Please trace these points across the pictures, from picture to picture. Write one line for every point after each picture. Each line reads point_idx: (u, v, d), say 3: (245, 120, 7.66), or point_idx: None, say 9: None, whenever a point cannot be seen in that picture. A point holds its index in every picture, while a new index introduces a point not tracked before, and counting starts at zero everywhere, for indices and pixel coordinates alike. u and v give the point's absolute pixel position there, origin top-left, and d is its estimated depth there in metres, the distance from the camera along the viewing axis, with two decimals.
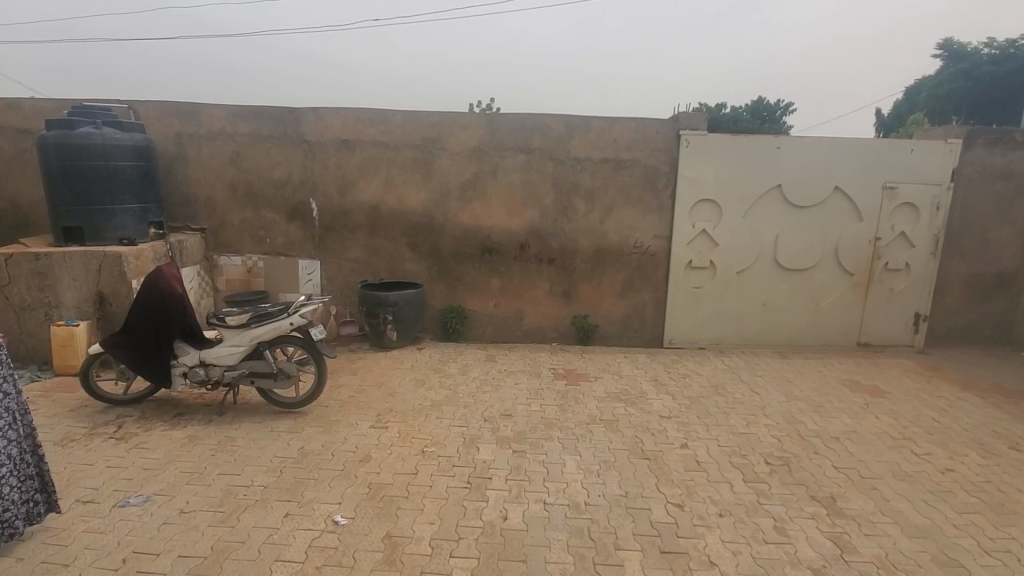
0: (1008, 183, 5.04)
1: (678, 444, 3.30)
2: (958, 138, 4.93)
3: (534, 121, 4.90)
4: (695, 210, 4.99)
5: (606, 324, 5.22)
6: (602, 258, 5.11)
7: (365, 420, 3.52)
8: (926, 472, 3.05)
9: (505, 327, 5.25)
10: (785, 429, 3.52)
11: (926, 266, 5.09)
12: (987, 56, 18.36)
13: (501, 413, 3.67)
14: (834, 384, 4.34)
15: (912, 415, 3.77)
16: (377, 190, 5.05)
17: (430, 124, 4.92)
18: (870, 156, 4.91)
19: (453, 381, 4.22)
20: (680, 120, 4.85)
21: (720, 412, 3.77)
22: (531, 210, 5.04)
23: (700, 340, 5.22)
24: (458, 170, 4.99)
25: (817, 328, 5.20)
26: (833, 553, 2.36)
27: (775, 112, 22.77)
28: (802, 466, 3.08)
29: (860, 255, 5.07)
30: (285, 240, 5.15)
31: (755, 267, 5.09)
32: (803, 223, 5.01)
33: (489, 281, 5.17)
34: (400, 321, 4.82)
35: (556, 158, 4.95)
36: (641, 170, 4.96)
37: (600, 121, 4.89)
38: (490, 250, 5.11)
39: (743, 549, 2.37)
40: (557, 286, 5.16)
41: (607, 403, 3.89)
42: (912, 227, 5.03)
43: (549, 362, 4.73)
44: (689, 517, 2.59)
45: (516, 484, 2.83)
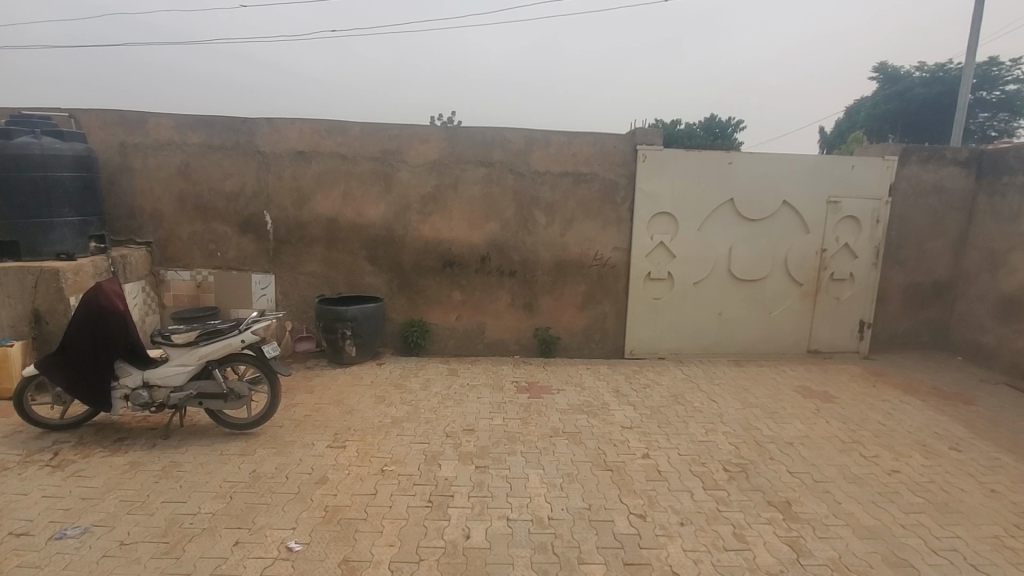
0: (941, 198, 5.36)
1: (639, 455, 3.33)
2: (895, 155, 5.23)
3: (494, 135, 4.92)
4: (652, 222, 5.11)
5: (567, 335, 5.25)
6: (563, 270, 5.15)
7: (322, 440, 3.39)
8: (873, 474, 3.17)
9: (467, 340, 5.20)
10: (742, 436, 3.61)
11: (869, 276, 5.36)
12: (919, 79, 19.63)
13: (463, 428, 3.61)
14: (786, 390, 4.48)
15: (860, 419, 3.93)
16: (334, 203, 4.94)
17: (389, 136, 4.87)
18: (815, 171, 5.15)
19: (413, 397, 4.13)
20: (637, 136, 4.97)
21: (680, 422, 3.82)
22: (492, 223, 5.04)
23: (660, 351, 5.31)
24: (417, 183, 4.95)
25: (770, 336, 5.38)
26: (790, 558, 2.41)
27: (727, 130, 23.62)
28: (759, 472, 3.16)
29: (808, 266, 5.30)
30: (237, 254, 4.97)
31: (711, 277, 5.23)
32: (754, 235, 5.20)
33: (450, 294, 5.12)
34: (359, 336, 4.70)
35: (516, 171, 4.97)
36: (600, 184, 5.04)
37: (559, 135, 4.96)
38: (451, 264, 5.07)
39: (704, 558, 2.39)
40: (519, 299, 5.16)
41: (570, 415, 3.89)
42: (854, 239, 5.29)
43: (512, 375, 4.71)
44: (651, 527, 2.60)
45: (479, 501, 2.78)
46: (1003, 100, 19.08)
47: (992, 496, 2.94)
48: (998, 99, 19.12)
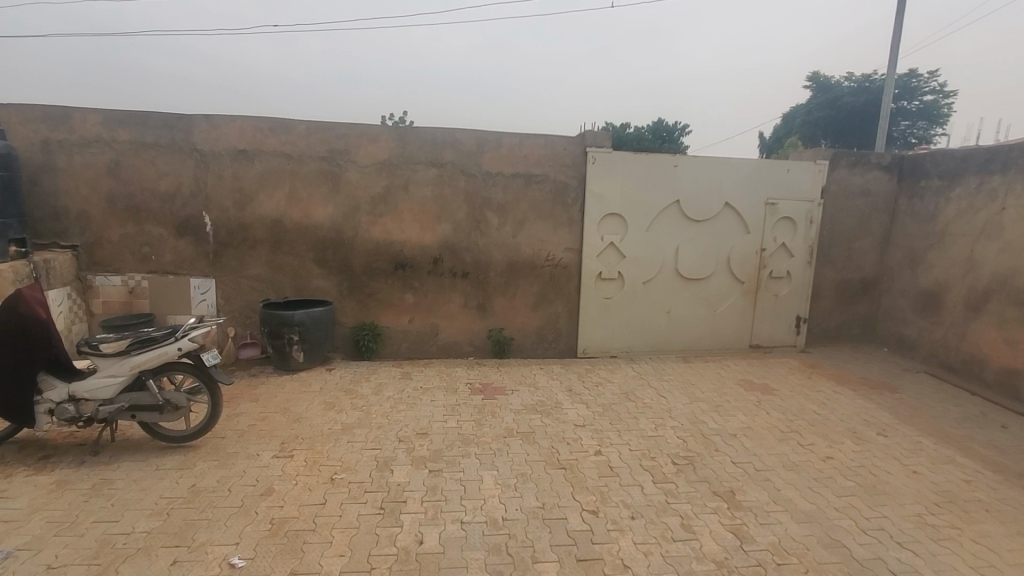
0: (867, 200, 5.72)
1: (592, 452, 3.38)
2: (826, 160, 5.55)
3: (444, 136, 4.88)
4: (602, 223, 5.21)
5: (521, 336, 5.28)
6: (515, 272, 5.17)
7: (267, 450, 3.26)
8: (810, 461, 3.34)
9: (420, 343, 5.14)
10: (689, 430, 3.73)
11: (804, 274, 5.68)
12: (848, 89, 20.89)
13: (416, 432, 3.56)
14: (730, 384, 4.67)
15: (797, 410, 4.15)
16: (279, 204, 4.77)
17: (336, 135, 4.75)
18: (754, 174, 5.40)
19: (365, 402, 4.05)
20: (586, 138, 5.06)
21: (631, 418, 3.91)
22: (444, 224, 5.00)
23: (612, 349, 5.42)
24: (367, 184, 4.85)
25: (715, 333, 5.60)
26: (734, 545, 2.50)
27: (674, 133, 24.39)
28: (705, 463, 3.27)
29: (749, 264, 5.54)
30: (174, 257, 4.72)
31: (659, 277, 5.39)
32: (699, 236, 5.39)
33: (402, 296, 5.05)
34: (307, 341, 4.55)
35: (467, 173, 4.95)
36: (551, 185, 5.10)
37: (510, 137, 4.98)
38: (403, 266, 5.00)
39: (654, 549, 2.45)
40: (472, 300, 5.15)
41: (523, 415, 3.91)
42: (791, 239, 5.58)
43: (466, 377, 4.69)
44: (603, 523, 2.64)
45: (432, 506, 2.75)
46: (921, 110, 20.60)
47: (914, 477, 3.17)
48: (917, 108, 20.64)
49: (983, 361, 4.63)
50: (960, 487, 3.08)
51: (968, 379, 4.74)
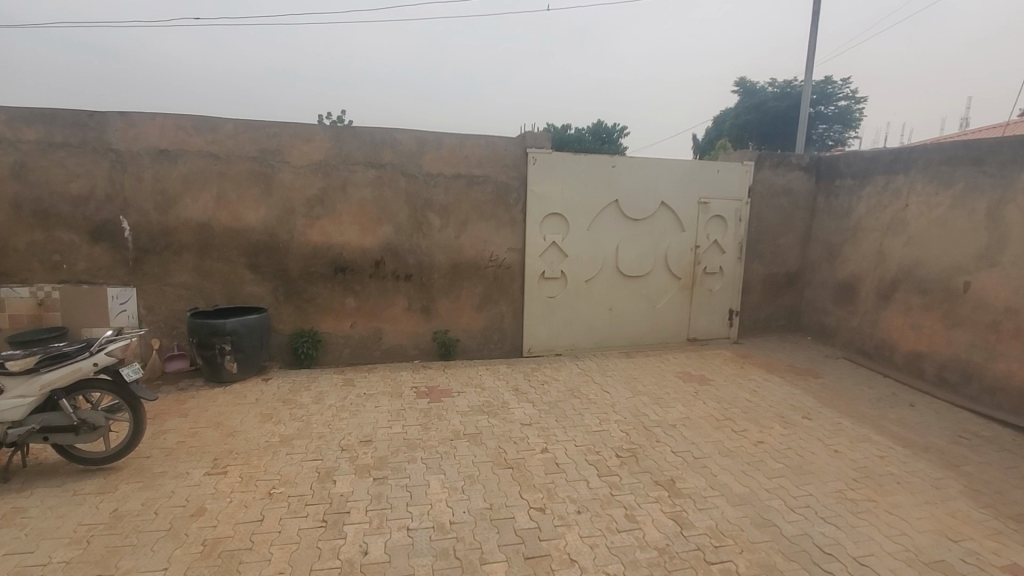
0: (789, 199, 6.10)
1: (538, 450, 3.42)
2: (751, 161, 5.88)
3: (383, 136, 4.79)
4: (545, 223, 5.28)
5: (466, 337, 5.26)
6: (459, 273, 5.14)
7: (198, 468, 3.08)
8: (743, 446, 3.52)
9: (363, 348, 5.02)
10: (632, 423, 3.84)
11: (734, 269, 5.99)
12: (772, 93, 22.18)
13: (360, 440, 3.48)
14: (669, 377, 4.85)
15: (731, 398, 4.36)
16: (207, 206, 4.52)
17: (267, 134, 4.55)
18: (687, 175, 5.63)
19: (305, 411, 3.90)
20: (526, 139, 5.11)
21: (576, 414, 3.98)
22: (384, 226, 4.90)
23: (557, 347, 5.50)
24: (302, 185, 4.68)
25: (655, 328, 5.80)
26: (674, 531, 2.60)
27: (613, 135, 25.06)
28: (647, 454, 3.38)
29: (684, 261, 5.78)
30: (89, 266, 4.37)
31: (600, 275, 5.52)
32: (638, 234, 5.56)
33: (343, 301, 4.90)
34: (241, 351, 4.33)
35: (408, 173, 4.88)
36: (492, 186, 5.11)
37: (451, 137, 4.95)
38: (342, 269, 4.86)
39: (599, 542, 2.51)
40: (416, 303, 5.07)
41: (470, 416, 3.90)
42: (722, 236, 5.87)
43: (411, 380, 4.61)
44: (550, 519, 2.68)
45: (378, 514, 2.68)
46: (837, 114, 22.19)
47: (835, 456, 3.40)
48: (832, 113, 22.21)
49: (892, 346, 5.04)
50: (874, 462, 3.34)
51: (881, 363, 5.15)
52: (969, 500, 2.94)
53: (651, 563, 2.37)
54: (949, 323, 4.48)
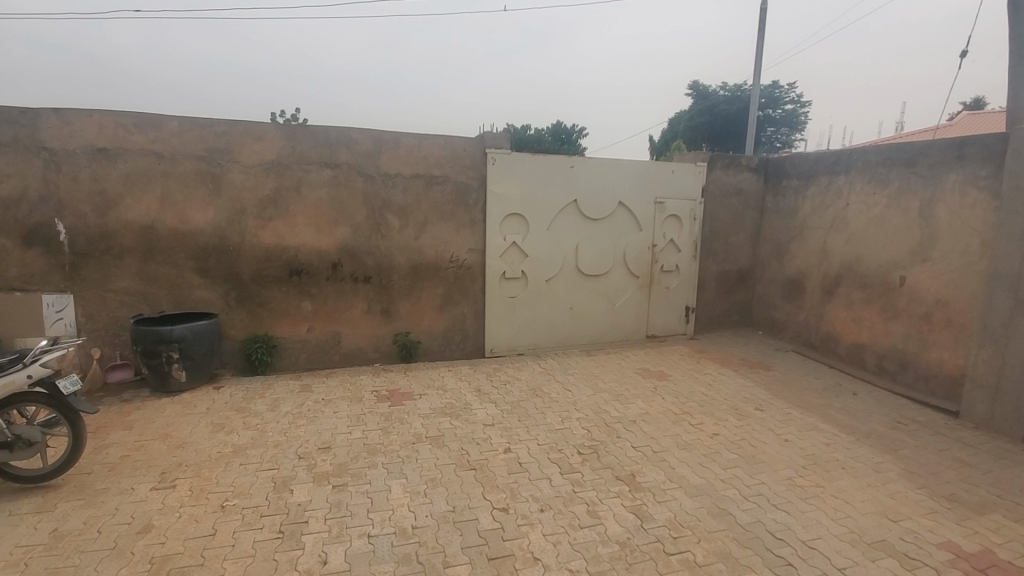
0: (740, 198, 6.32)
1: (501, 450, 3.42)
2: (704, 162, 6.06)
3: (338, 135, 4.68)
4: (505, 224, 5.28)
5: (428, 339, 5.21)
6: (419, 274, 5.09)
7: (144, 483, 2.93)
8: (700, 439, 3.63)
9: (321, 353, 4.89)
10: (593, 420, 3.90)
11: (690, 267, 6.17)
12: (725, 96, 22.93)
13: (318, 447, 3.39)
14: (629, 373, 4.95)
15: (688, 393, 4.49)
16: (150, 208, 4.31)
17: (215, 133, 4.37)
18: (643, 175, 5.76)
19: (259, 420, 3.77)
20: (485, 139, 5.10)
21: (538, 413, 4.01)
22: (341, 228, 4.80)
23: (519, 347, 5.52)
24: (253, 185, 4.52)
25: (614, 325, 5.90)
26: (635, 525, 2.65)
27: (572, 136, 25.38)
28: (608, 450, 3.43)
29: (642, 260, 5.91)
30: (20, 272, 4.09)
31: (561, 274, 5.57)
32: (597, 234, 5.65)
33: (298, 304, 4.77)
34: (190, 358, 4.15)
35: (365, 173, 4.79)
36: (452, 186, 5.07)
37: (408, 137, 4.88)
38: (298, 272, 4.73)
39: (562, 539, 2.53)
40: (375, 305, 4.99)
41: (432, 418, 3.86)
42: (678, 235, 6.03)
43: (371, 384, 4.53)
44: (513, 518, 2.68)
45: (337, 522, 2.62)
46: (784, 117, 23.16)
47: (786, 445, 3.55)
48: (780, 116, 23.17)
49: (837, 338, 5.30)
50: (821, 450, 3.51)
51: (827, 355, 5.41)
52: (907, 482, 3.12)
53: (612, 557, 2.41)
54: (887, 316, 4.75)
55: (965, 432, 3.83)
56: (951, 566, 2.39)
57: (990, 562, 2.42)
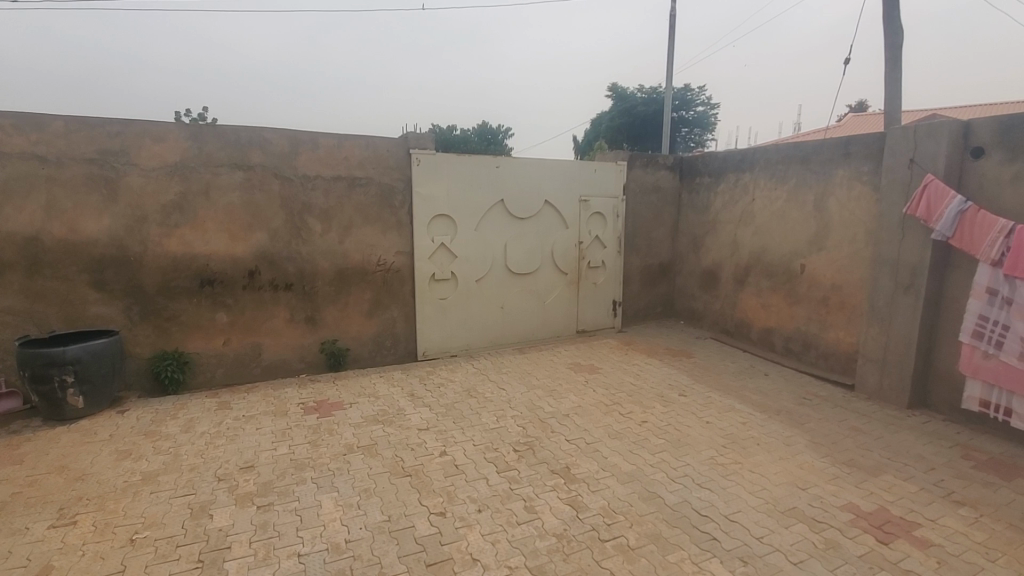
0: (659, 195, 6.62)
1: (437, 454, 3.38)
2: (624, 160, 6.31)
3: (250, 136, 4.43)
4: (432, 225, 5.22)
5: (356, 346, 5.05)
6: (345, 279, 4.92)
7: (39, 521, 2.63)
8: (629, 428, 3.77)
9: (240, 367, 4.61)
10: (528, 417, 3.94)
11: (615, 262, 6.39)
12: (642, 95, 23.96)
13: (241, 466, 3.20)
14: (562, 368, 5.05)
15: (618, 383, 4.66)
16: (34, 218, 3.87)
17: (108, 134, 4.00)
18: (568, 174, 5.90)
19: (172, 442, 3.50)
20: (409, 140, 5.01)
21: (473, 413, 4.00)
22: (258, 233, 4.55)
23: (451, 348, 5.48)
24: (156, 190, 4.18)
25: (545, 322, 6.01)
26: (571, 516, 2.71)
27: (498, 136, 25.63)
28: (543, 445, 3.49)
29: (570, 257, 6.05)
30: None
31: (490, 274, 5.59)
32: (525, 233, 5.72)
33: (212, 317, 4.47)
34: (88, 381, 3.78)
35: (281, 175, 4.56)
36: (376, 188, 4.94)
37: (327, 137, 4.70)
38: (210, 282, 4.43)
39: (500, 537, 2.54)
40: (298, 313, 4.77)
41: (363, 427, 3.75)
42: (602, 231, 6.23)
43: (297, 396, 4.33)
44: (450, 522, 2.66)
45: (264, 544, 2.49)
46: (697, 118, 24.55)
47: (707, 427, 3.76)
48: (693, 117, 24.53)
49: (749, 324, 5.69)
50: (739, 428, 3.75)
51: (741, 340, 5.79)
52: (813, 452, 3.41)
53: (550, 550, 2.45)
54: (792, 301, 5.16)
55: (860, 403, 4.23)
56: (853, 526, 2.63)
57: (884, 518, 2.69)
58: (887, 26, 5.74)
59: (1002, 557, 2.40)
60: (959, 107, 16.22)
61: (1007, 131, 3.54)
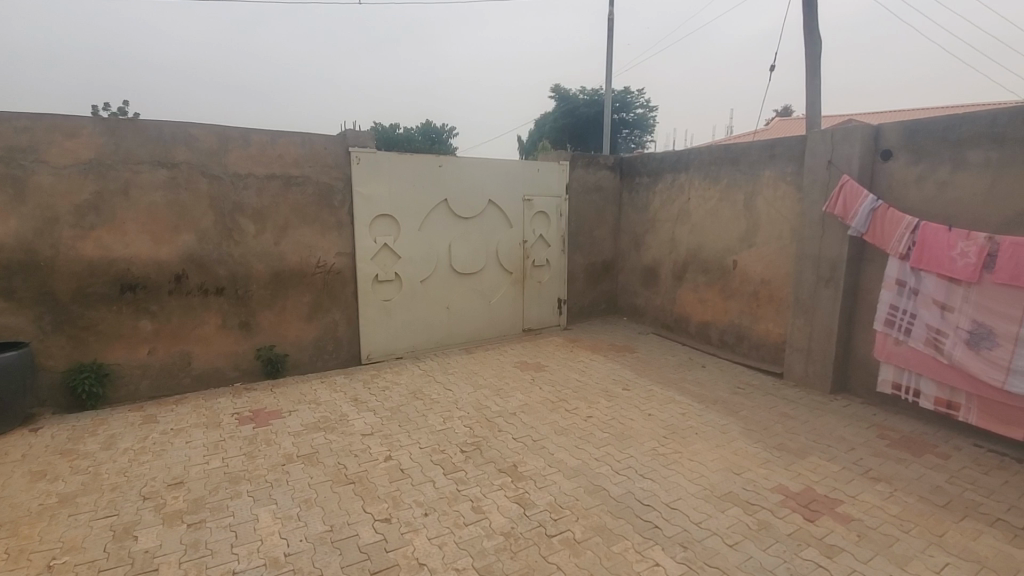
0: (600, 194, 6.77)
1: (381, 459, 3.30)
2: (566, 160, 6.40)
3: (174, 132, 4.16)
4: (374, 225, 5.10)
5: (295, 351, 4.86)
6: (282, 282, 4.72)
7: None
8: (575, 423, 3.83)
9: (168, 377, 4.33)
10: (474, 417, 3.93)
11: (559, 260, 6.48)
12: (585, 97, 24.42)
13: (170, 483, 3.00)
14: (509, 367, 5.07)
15: (563, 380, 4.72)
16: None
17: (11, 127, 3.64)
18: (511, 173, 5.92)
19: (91, 461, 3.24)
20: (347, 138, 4.87)
21: (419, 416, 3.94)
22: (185, 235, 4.29)
23: (396, 350, 5.38)
24: (68, 189, 3.85)
25: (491, 321, 6.02)
26: (518, 513, 2.72)
27: (442, 135, 25.42)
28: (490, 445, 3.48)
29: (514, 256, 6.08)
30: None
31: (435, 274, 5.52)
32: (469, 233, 5.69)
33: (136, 324, 4.17)
34: None
35: (209, 174, 4.32)
36: (313, 187, 4.77)
37: (260, 134, 4.49)
38: (133, 288, 4.13)
39: (448, 539, 2.51)
40: (231, 319, 4.54)
41: (304, 435, 3.61)
42: (546, 230, 6.30)
43: (232, 406, 4.12)
44: (396, 528, 2.60)
45: (195, 564, 2.34)
46: (637, 119, 25.29)
47: (649, 419, 3.88)
48: (634, 118, 25.26)
49: (687, 318, 5.92)
50: (679, 419, 3.90)
51: (680, 333, 6.02)
52: (746, 438, 3.59)
53: (497, 549, 2.45)
54: (725, 295, 5.41)
55: (788, 391, 4.50)
56: (783, 506, 2.79)
57: (810, 497, 2.87)
58: (807, 36, 6.12)
59: (914, 528, 2.61)
60: (872, 112, 17.57)
61: (912, 135, 3.86)
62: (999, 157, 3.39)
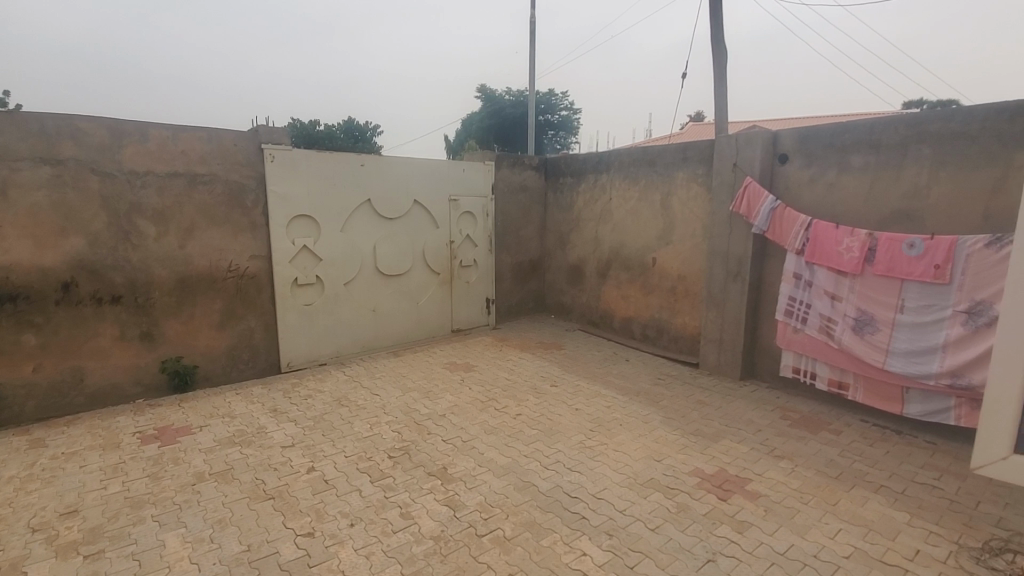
0: (526, 194, 6.86)
1: (304, 470, 3.16)
2: (491, 160, 6.43)
3: (58, 124, 3.75)
4: (292, 226, 4.87)
5: (206, 361, 4.54)
6: (190, 288, 4.40)
7: None
8: (504, 422, 3.86)
9: (57, 396, 3.90)
10: (402, 421, 3.85)
11: (487, 260, 6.50)
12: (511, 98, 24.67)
13: (60, 513, 2.70)
14: (438, 369, 5.02)
15: (492, 379, 4.75)
16: None
17: None
18: (436, 173, 5.85)
19: None
20: (260, 134, 4.61)
21: (345, 423, 3.81)
22: (73, 239, 3.88)
23: (319, 356, 5.17)
24: None
25: (419, 323, 5.93)
26: (448, 516, 2.71)
27: (366, 133, 24.71)
28: (419, 449, 3.43)
29: (441, 256, 6.03)
30: None
31: (359, 276, 5.36)
32: (393, 233, 5.57)
33: (15, 339, 3.72)
34: None
35: (102, 171, 3.93)
36: (222, 186, 4.48)
37: (160, 128, 4.15)
38: (10, 298, 3.67)
39: (375, 549, 2.45)
40: (131, 330, 4.16)
41: (217, 451, 3.38)
42: (473, 230, 6.30)
43: (133, 424, 3.78)
44: (320, 541, 2.50)
45: None
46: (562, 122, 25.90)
47: (576, 414, 3.99)
48: (559, 121, 25.85)
49: (611, 314, 6.14)
50: (604, 412, 4.04)
51: (605, 329, 6.24)
52: (665, 427, 3.78)
53: (427, 553, 2.42)
54: (646, 291, 5.67)
55: (704, 379, 4.78)
56: (699, 488, 2.96)
57: (723, 478, 3.07)
58: (714, 46, 6.53)
59: (812, 499, 2.87)
60: (773, 121, 19.10)
61: (804, 141, 4.22)
62: (876, 161, 3.78)
